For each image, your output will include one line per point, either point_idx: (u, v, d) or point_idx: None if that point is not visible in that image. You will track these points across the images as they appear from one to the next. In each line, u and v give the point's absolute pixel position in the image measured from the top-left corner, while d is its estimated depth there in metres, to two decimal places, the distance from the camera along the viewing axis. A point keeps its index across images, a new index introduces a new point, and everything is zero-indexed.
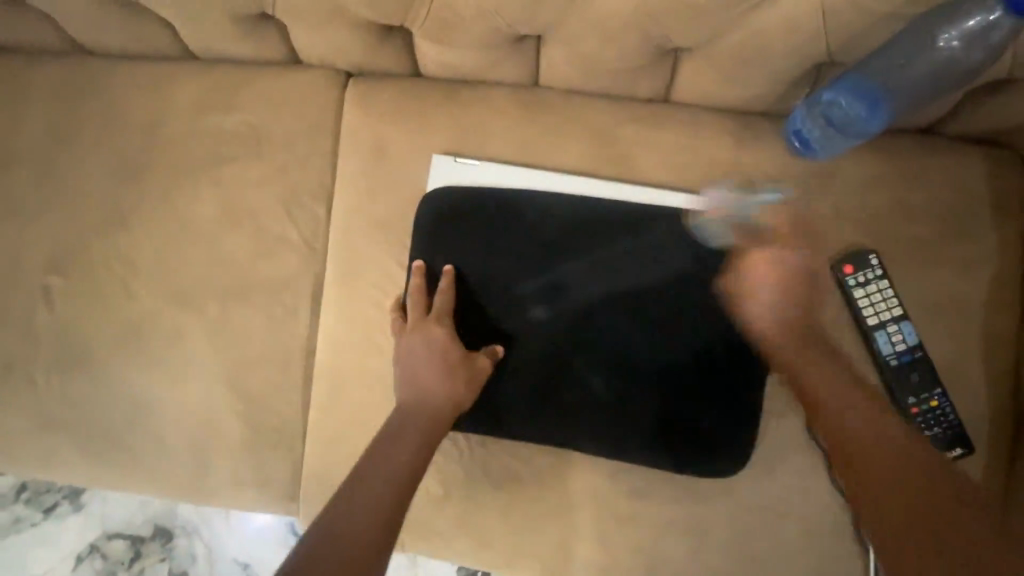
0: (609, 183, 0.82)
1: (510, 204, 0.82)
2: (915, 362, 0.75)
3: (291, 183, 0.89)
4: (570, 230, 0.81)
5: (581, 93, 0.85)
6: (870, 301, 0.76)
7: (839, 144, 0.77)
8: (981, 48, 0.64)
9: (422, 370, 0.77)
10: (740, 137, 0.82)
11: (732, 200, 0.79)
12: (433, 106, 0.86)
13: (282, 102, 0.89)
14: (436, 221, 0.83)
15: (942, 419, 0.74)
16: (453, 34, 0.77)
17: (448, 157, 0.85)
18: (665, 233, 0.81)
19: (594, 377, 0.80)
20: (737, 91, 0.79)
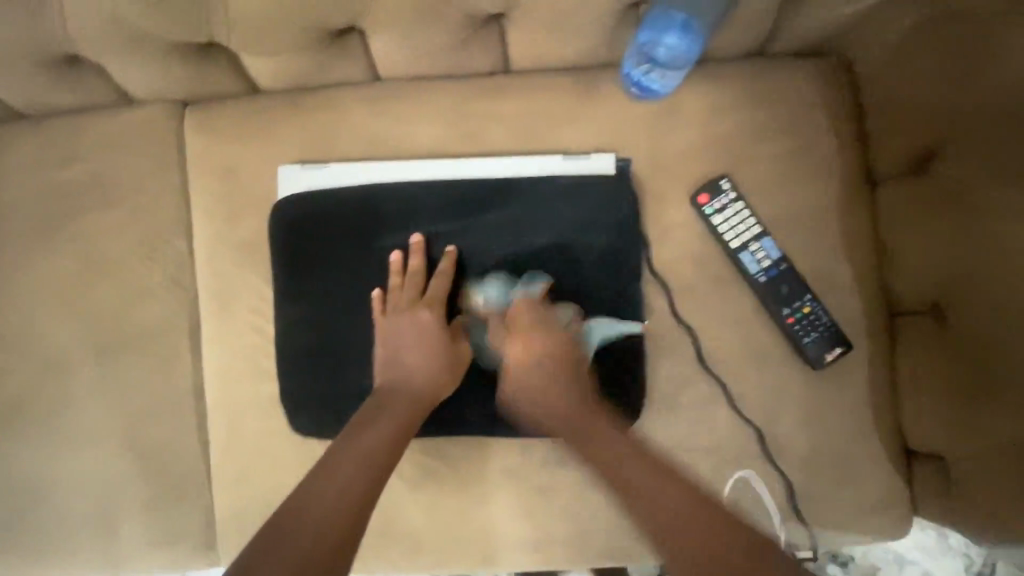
0: (466, 161, 0.80)
1: (365, 203, 0.79)
2: (783, 274, 0.78)
3: (147, 224, 0.85)
4: (435, 215, 0.79)
5: (420, 78, 0.84)
6: (729, 225, 0.79)
7: (668, 76, 0.77)
8: None
9: (405, 354, 0.74)
10: (582, 93, 0.81)
11: (580, 158, 0.80)
12: (277, 117, 0.84)
13: (122, 145, 0.86)
14: (293, 229, 0.79)
15: (817, 324, 0.77)
16: (262, 42, 0.74)
17: (297, 164, 0.82)
18: (524, 202, 0.79)
19: (484, 360, 0.79)
20: (567, 48, 0.79)
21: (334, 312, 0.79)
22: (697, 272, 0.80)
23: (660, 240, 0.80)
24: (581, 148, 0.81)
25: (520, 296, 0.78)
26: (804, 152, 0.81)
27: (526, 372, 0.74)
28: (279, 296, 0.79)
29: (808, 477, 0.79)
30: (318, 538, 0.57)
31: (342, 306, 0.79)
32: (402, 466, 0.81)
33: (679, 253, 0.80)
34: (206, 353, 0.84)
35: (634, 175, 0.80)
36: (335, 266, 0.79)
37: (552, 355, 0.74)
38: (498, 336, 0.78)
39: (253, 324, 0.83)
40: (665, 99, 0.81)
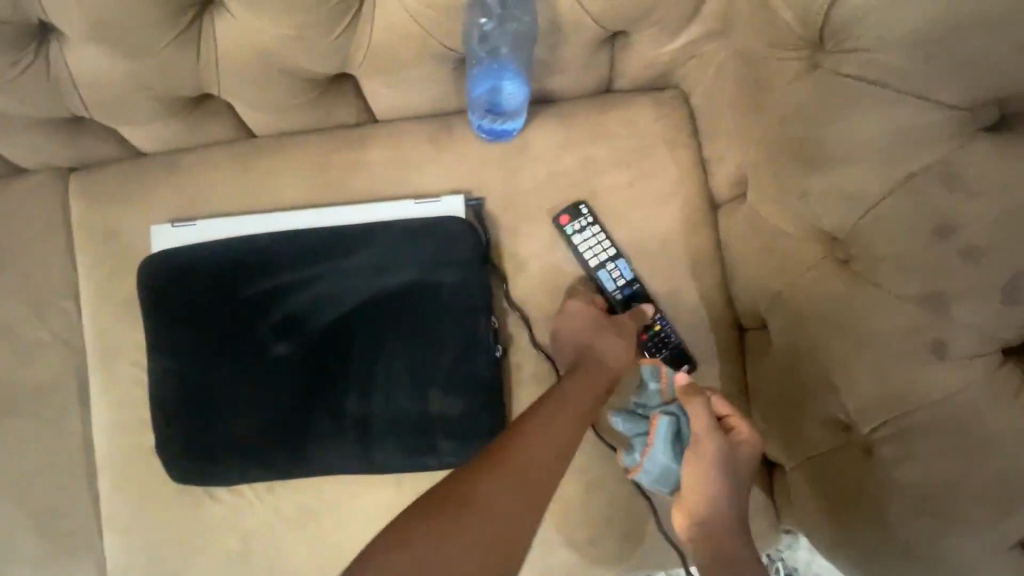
0: (322, 210, 0.85)
1: (226, 254, 0.84)
2: (634, 293, 0.83)
3: (33, 287, 0.89)
4: (294, 263, 0.83)
5: (289, 133, 0.89)
6: (587, 244, 0.83)
7: (511, 120, 0.84)
8: (516, 12, 0.72)
9: (598, 340, 0.77)
10: (437, 138, 0.86)
11: (430, 200, 0.84)
12: (154, 178, 0.89)
13: (8, 213, 0.90)
14: (161, 287, 0.84)
15: (667, 339, 0.81)
16: (122, 113, 0.78)
17: (167, 224, 0.87)
18: (377, 245, 0.83)
19: (348, 399, 0.81)
20: (417, 99, 0.84)
21: (201, 360, 0.83)
22: (553, 300, 0.84)
23: (517, 271, 0.85)
24: (437, 190, 0.86)
25: (376, 333, 0.81)
26: (649, 179, 0.85)
27: (742, 453, 0.68)
28: (157, 349, 0.83)
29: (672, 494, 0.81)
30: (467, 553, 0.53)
31: (209, 353, 0.83)
32: (282, 507, 0.84)
33: (536, 283, 0.85)
34: (94, 406, 0.88)
35: (488, 213, 0.86)
36: (199, 316, 0.83)
37: (739, 470, 0.67)
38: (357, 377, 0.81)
39: (137, 376, 0.87)
40: (514, 140, 0.86)
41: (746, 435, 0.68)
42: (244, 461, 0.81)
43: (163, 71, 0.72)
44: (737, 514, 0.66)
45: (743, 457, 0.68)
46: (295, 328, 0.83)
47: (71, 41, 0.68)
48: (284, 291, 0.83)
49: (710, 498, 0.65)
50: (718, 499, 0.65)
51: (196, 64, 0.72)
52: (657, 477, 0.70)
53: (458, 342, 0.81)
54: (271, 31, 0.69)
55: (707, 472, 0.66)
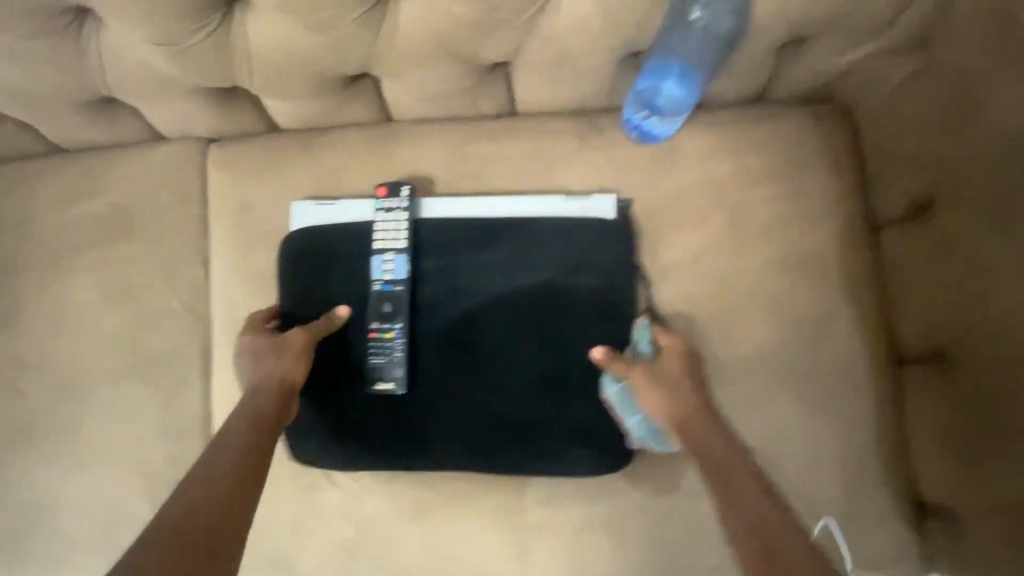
0: (471, 200, 0.84)
1: (359, 239, 0.84)
2: (393, 295, 0.81)
3: (166, 253, 0.90)
4: (439, 250, 0.83)
5: (427, 119, 0.88)
6: (383, 227, 0.82)
7: (668, 124, 0.82)
8: (731, 14, 0.69)
9: (247, 362, 0.75)
10: (584, 135, 0.84)
11: (579, 199, 0.83)
12: (291, 155, 0.89)
13: (146, 180, 0.91)
14: (304, 262, 0.85)
15: (389, 352, 0.79)
16: (283, 86, 0.78)
17: (307, 201, 0.86)
18: (522, 241, 0.82)
19: (484, 391, 0.80)
20: (572, 93, 0.82)
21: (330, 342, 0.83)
22: (692, 309, 0.81)
23: (660, 277, 0.82)
24: (580, 190, 0.84)
25: (514, 329, 0.80)
26: (805, 194, 0.81)
27: (669, 368, 0.73)
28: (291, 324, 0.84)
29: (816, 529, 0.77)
30: (198, 496, 0.60)
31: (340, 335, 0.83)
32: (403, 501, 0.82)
33: (677, 290, 0.82)
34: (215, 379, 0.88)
35: (631, 215, 0.83)
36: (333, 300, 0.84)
37: (675, 381, 0.72)
38: (503, 371, 0.80)
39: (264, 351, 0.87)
40: (661, 143, 0.83)
41: (669, 344, 0.75)
42: (380, 449, 0.81)
43: (339, 46, 0.71)
44: (710, 429, 0.68)
45: (673, 371, 0.73)
46: (421, 318, 0.82)
47: (257, 8, 0.68)
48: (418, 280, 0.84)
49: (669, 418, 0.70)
50: (679, 412, 0.69)
51: (371, 41, 0.71)
52: (647, 437, 0.75)
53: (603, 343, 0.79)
54: (455, 12, 0.67)
55: (657, 404, 0.71)
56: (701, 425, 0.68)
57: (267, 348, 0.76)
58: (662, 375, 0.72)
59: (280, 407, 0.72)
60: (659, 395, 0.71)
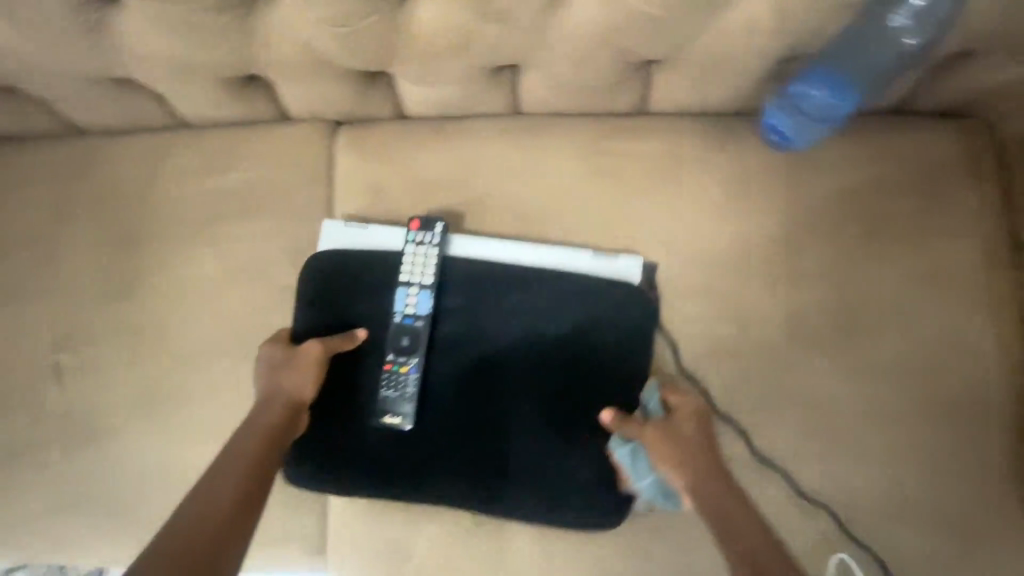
0: (515, 242, 0.88)
1: (389, 268, 0.88)
2: (410, 329, 0.85)
3: (290, 233, 0.91)
4: (479, 287, 0.87)
5: (559, 116, 0.90)
6: (413, 260, 0.86)
7: (810, 132, 0.82)
8: (931, 25, 0.71)
9: (266, 379, 0.80)
10: (721, 138, 0.86)
11: (606, 257, 0.86)
12: (424, 141, 0.91)
13: (273, 160, 0.92)
14: (330, 282, 0.88)
15: (400, 385, 0.83)
16: (437, 69, 0.79)
17: (340, 221, 0.90)
18: (546, 280, 0.86)
19: (617, 381, 0.83)
20: (715, 95, 0.83)
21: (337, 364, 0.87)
22: (824, 316, 0.81)
23: (792, 283, 0.82)
24: (713, 191, 0.85)
25: (644, 325, 0.84)
26: (945, 207, 0.81)
27: (689, 429, 0.76)
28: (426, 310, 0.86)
29: (949, 540, 0.77)
30: (217, 507, 0.65)
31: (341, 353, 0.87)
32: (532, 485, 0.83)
33: (809, 297, 0.82)
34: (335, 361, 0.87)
35: (764, 218, 0.84)
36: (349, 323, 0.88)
37: (693, 441, 0.75)
38: (633, 365, 0.83)
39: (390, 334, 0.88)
40: (800, 149, 0.84)
41: (683, 401, 0.78)
42: (378, 478, 0.84)
43: (510, 31, 0.73)
44: (715, 488, 0.71)
45: (688, 429, 0.76)
46: (435, 352, 0.86)
47: None
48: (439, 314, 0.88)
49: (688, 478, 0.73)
50: (690, 470, 0.73)
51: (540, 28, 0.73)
52: (657, 497, 0.79)
53: (738, 343, 0.82)
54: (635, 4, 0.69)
55: (667, 463, 0.74)
56: (712, 486, 0.72)
57: (283, 358, 0.82)
58: (679, 434, 0.75)
59: (283, 420, 0.77)
60: (672, 452, 0.74)
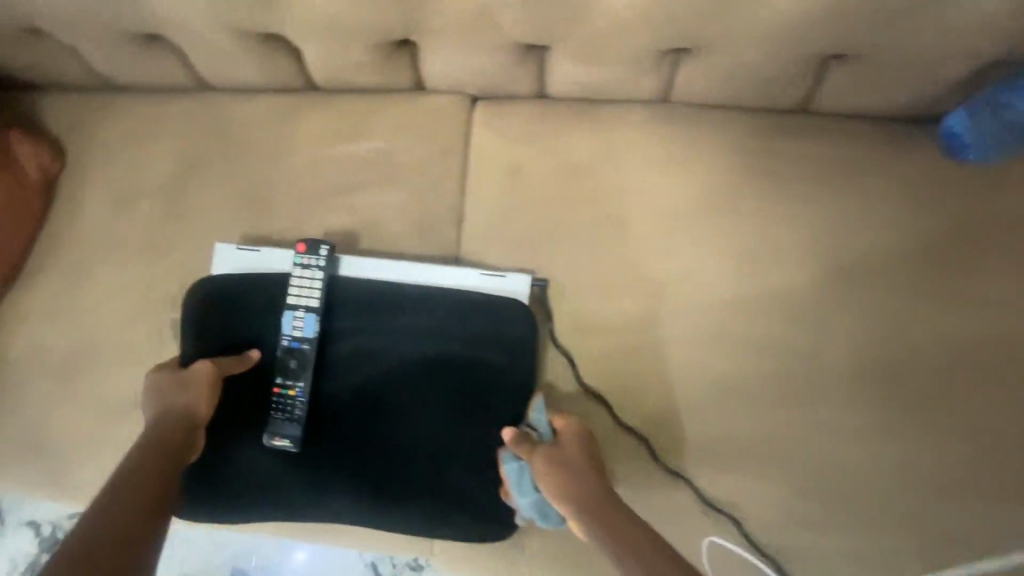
0: (407, 265, 0.86)
1: (276, 291, 0.87)
2: (298, 353, 0.82)
3: (422, 208, 0.88)
4: (376, 314, 0.85)
5: (709, 107, 0.87)
6: (297, 285, 0.84)
7: (992, 148, 0.80)
8: None
9: (152, 400, 0.77)
10: (887, 143, 0.84)
11: (496, 274, 0.85)
12: (567, 124, 0.88)
13: (410, 130, 0.90)
14: (213, 305, 0.87)
15: (289, 409, 0.81)
16: (611, 46, 0.77)
17: (232, 244, 0.89)
18: (432, 313, 0.84)
19: (763, 384, 0.80)
20: (890, 97, 0.80)
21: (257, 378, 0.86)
22: (990, 333, 0.79)
23: (957, 298, 0.80)
24: (875, 198, 0.83)
25: (793, 327, 0.81)
26: None
27: (563, 447, 0.73)
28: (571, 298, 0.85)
29: None
30: (109, 508, 0.59)
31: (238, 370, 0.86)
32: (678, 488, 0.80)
33: (974, 315, 0.79)
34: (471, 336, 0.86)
35: (928, 229, 0.82)
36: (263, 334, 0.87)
37: (572, 462, 0.71)
38: (782, 369, 0.81)
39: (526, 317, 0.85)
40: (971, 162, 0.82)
41: (566, 425, 0.76)
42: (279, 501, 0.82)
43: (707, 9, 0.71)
44: (613, 509, 0.65)
45: (571, 453, 0.73)
46: (322, 375, 0.84)
47: None
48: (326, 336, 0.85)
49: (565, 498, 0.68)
50: (579, 492, 0.68)
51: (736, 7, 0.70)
52: (534, 513, 0.75)
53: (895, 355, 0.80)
54: None
55: (557, 485, 0.70)
56: (608, 505, 0.66)
57: (173, 380, 0.78)
58: (556, 455, 0.72)
59: (186, 435, 0.73)
60: (557, 475, 0.70)
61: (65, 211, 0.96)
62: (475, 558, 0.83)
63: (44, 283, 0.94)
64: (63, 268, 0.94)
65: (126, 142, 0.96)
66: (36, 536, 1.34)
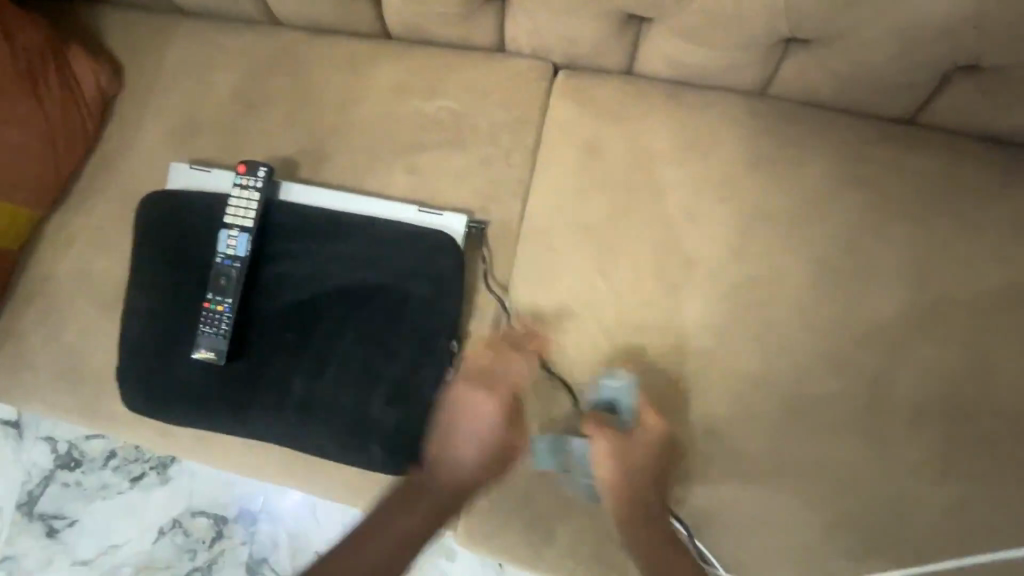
0: (357, 197, 0.84)
1: (214, 210, 0.83)
2: (228, 270, 0.79)
3: (487, 176, 0.84)
4: (313, 241, 0.82)
5: (811, 105, 0.81)
6: (234, 203, 0.81)
7: None
8: None
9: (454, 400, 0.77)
10: (997, 171, 0.78)
11: (433, 213, 0.82)
12: (652, 105, 0.82)
13: (485, 92, 0.85)
14: (152, 218, 0.84)
15: (215, 323, 0.78)
16: (722, 29, 0.72)
17: (186, 164, 0.88)
18: (368, 248, 0.81)
19: (828, 408, 0.75)
20: (1013, 119, 0.74)
21: (198, 291, 0.82)
22: None
23: None
24: (975, 226, 0.77)
25: (866, 351, 0.76)
26: None
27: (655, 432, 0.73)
28: (634, 290, 0.80)
29: None
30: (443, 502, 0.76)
31: (189, 286, 0.82)
32: (719, 502, 0.76)
33: None
34: (527, 315, 0.82)
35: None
36: (205, 256, 0.83)
37: (633, 458, 0.73)
38: (849, 395, 0.75)
39: (590, 302, 0.80)
40: None
41: (651, 420, 0.74)
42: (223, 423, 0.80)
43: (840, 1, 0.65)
44: (646, 502, 0.73)
45: (638, 447, 0.73)
46: (255, 296, 0.81)
47: None
48: (261, 259, 0.82)
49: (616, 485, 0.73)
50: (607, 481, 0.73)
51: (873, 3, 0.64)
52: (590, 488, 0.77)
53: (976, 399, 0.74)
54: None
55: (625, 479, 0.73)
56: (645, 495, 0.73)
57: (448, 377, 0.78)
58: (619, 447, 0.73)
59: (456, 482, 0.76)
60: (612, 465, 0.73)
61: (118, 134, 0.93)
62: (491, 548, 0.79)
63: (91, 207, 0.91)
64: (111, 193, 0.91)
65: (187, 69, 0.92)
66: (52, 451, 1.35)
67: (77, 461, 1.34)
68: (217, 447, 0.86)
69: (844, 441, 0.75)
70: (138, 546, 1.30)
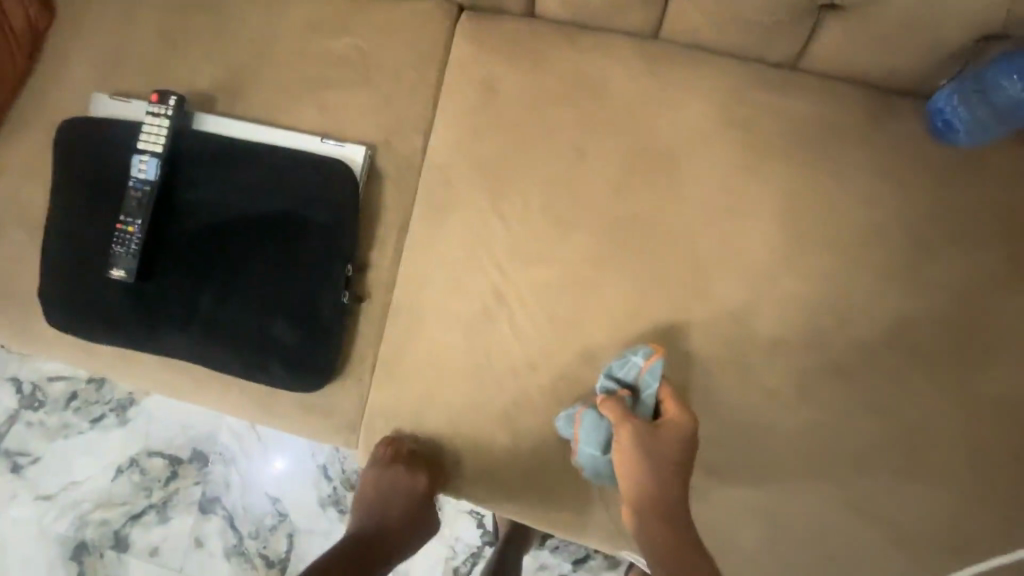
0: (265, 129, 0.88)
1: (130, 138, 0.87)
2: (139, 193, 0.83)
3: (392, 112, 0.88)
4: (221, 168, 0.85)
5: (702, 49, 0.84)
6: (146, 130, 0.84)
7: (983, 132, 0.77)
8: None
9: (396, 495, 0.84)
10: (874, 115, 0.81)
11: (334, 144, 0.86)
12: (550, 46, 0.85)
13: (392, 31, 0.88)
14: (70, 144, 0.88)
15: (125, 244, 0.82)
16: None
17: (106, 95, 0.92)
18: (272, 176, 0.85)
19: (698, 337, 0.80)
20: (884, 63, 0.77)
21: (114, 216, 0.86)
22: (931, 323, 0.78)
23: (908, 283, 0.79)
24: (851, 168, 0.80)
25: (739, 285, 0.80)
26: None
27: (680, 418, 0.71)
28: (525, 222, 0.84)
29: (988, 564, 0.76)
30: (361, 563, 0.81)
31: (106, 210, 0.87)
32: None
33: (921, 301, 0.78)
34: (424, 245, 0.86)
35: (896, 208, 0.79)
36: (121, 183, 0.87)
37: (638, 434, 0.69)
38: (719, 326, 0.80)
39: (484, 236, 0.84)
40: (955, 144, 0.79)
41: (672, 408, 0.72)
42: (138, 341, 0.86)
43: None
44: (654, 483, 0.67)
45: (670, 431, 0.70)
46: (167, 220, 0.85)
47: None
48: (172, 185, 0.86)
49: (627, 471, 0.69)
50: (643, 467, 0.68)
51: None
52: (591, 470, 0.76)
53: (834, 330, 0.79)
54: None
55: (626, 460, 0.69)
56: (646, 476, 0.68)
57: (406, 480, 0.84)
58: (644, 430, 0.70)
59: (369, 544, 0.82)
60: (630, 448, 0.69)
61: (49, 68, 0.96)
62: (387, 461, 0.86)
63: (23, 137, 0.95)
64: (41, 124, 0.95)
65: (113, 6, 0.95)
66: (16, 392, 1.39)
67: (40, 401, 1.38)
68: (138, 369, 0.91)
69: (713, 367, 0.80)
70: (97, 483, 1.34)
